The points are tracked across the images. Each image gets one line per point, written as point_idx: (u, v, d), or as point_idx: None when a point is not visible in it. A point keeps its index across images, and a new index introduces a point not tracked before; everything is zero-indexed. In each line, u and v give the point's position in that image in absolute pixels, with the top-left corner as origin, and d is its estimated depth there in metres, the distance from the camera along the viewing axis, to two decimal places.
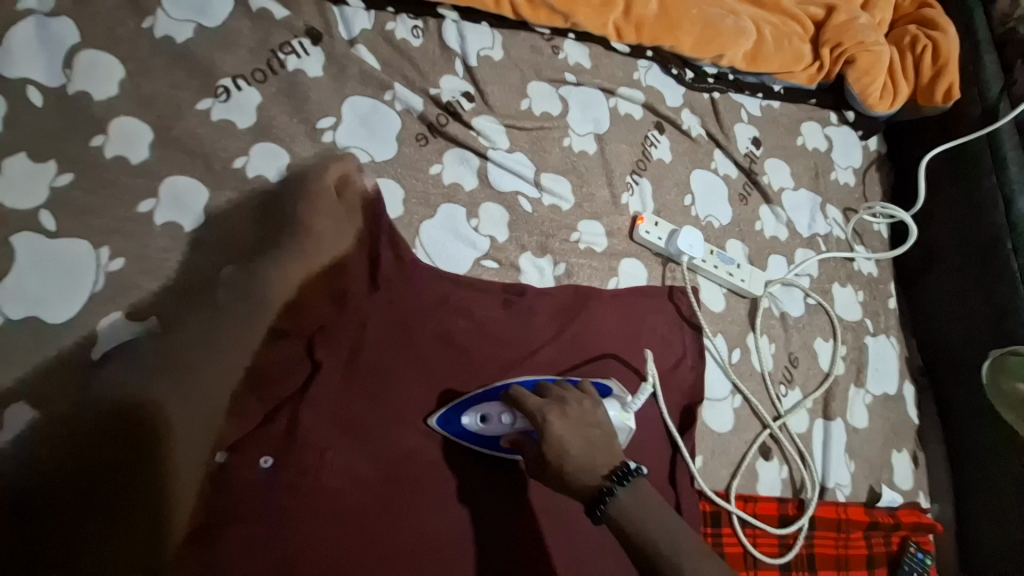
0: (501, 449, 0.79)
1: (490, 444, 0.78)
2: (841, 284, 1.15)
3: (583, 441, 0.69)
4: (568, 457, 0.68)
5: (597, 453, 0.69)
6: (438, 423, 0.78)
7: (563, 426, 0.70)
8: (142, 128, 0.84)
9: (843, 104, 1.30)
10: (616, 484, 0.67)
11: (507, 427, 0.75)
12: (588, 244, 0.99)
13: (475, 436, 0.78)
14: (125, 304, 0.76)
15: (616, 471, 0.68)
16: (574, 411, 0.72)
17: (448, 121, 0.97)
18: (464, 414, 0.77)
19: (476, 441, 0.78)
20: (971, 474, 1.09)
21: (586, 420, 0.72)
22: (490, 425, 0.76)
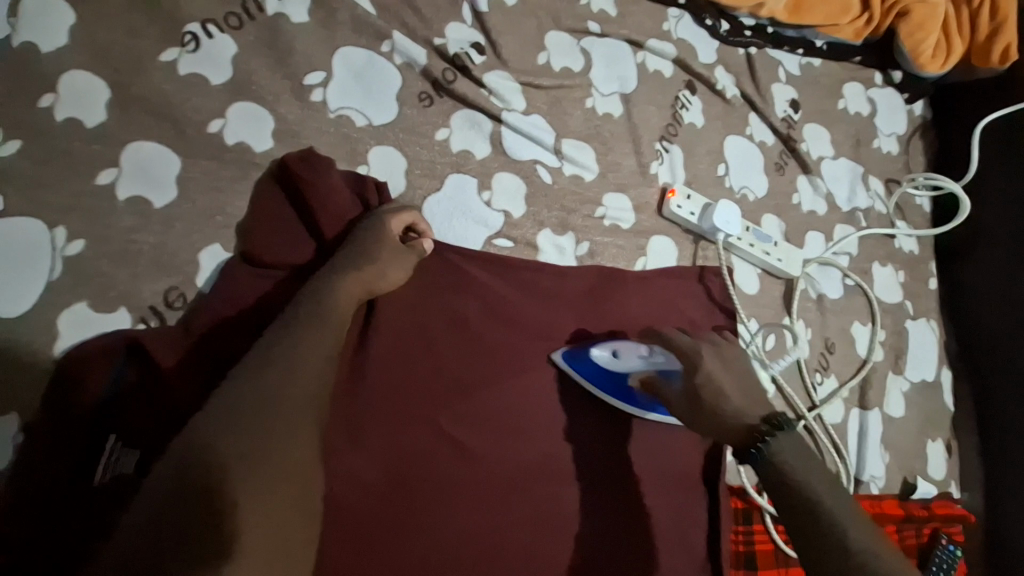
0: (626, 399, 0.78)
1: (616, 386, 0.77)
2: (881, 263, 1.07)
3: (735, 380, 0.68)
4: (725, 397, 0.65)
5: (752, 398, 0.66)
6: (562, 358, 0.78)
7: (713, 363, 0.69)
8: (97, 84, 0.71)
9: (890, 63, 1.18)
10: (772, 430, 0.61)
11: (642, 362, 0.76)
12: (614, 220, 0.89)
13: (604, 374, 0.77)
14: (92, 294, 0.66)
15: (775, 419, 0.62)
16: (725, 357, 0.71)
17: (456, 78, 0.84)
18: (595, 347, 0.78)
19: (598, 383, 0.77)
20: (1010, 463, 1.03)
21: (736, 366, 0.70)
22: (623, 360, 0.76)
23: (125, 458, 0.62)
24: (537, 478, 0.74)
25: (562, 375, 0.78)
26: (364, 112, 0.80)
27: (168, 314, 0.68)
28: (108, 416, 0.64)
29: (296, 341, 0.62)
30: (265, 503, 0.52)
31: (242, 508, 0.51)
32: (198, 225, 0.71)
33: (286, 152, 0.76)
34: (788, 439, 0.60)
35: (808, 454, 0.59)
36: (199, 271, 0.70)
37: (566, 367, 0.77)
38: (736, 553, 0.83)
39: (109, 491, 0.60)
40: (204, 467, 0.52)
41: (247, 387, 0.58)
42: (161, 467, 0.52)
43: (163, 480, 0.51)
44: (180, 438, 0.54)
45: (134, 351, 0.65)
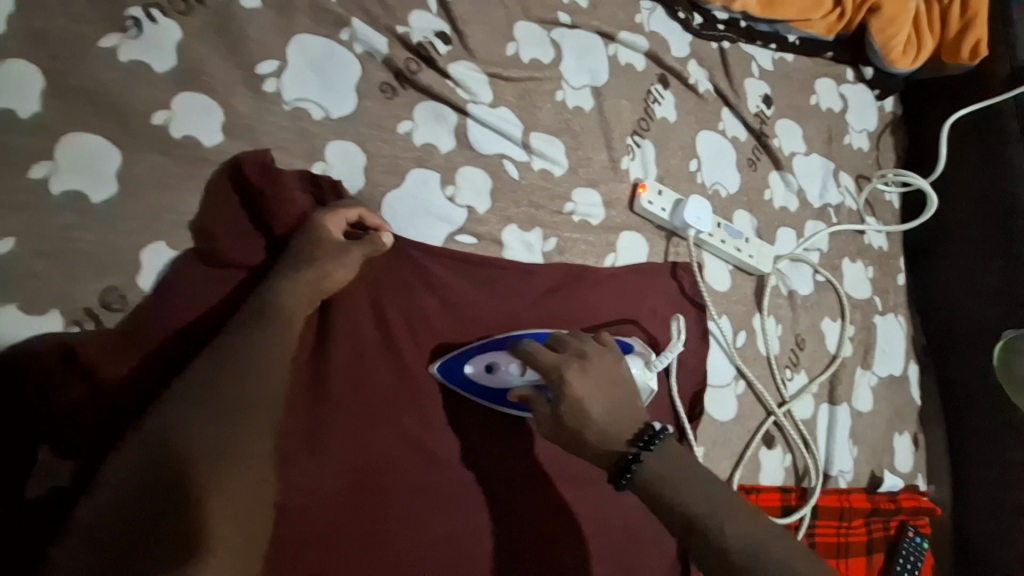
0: (508, 405, 0.71)
1: (494, 397, 0.71)
2: (851, 259, 1.08)
3: (605, 402, 0.63)
4: (588, 422, 0.62)
5: (620, 417, 0.63)
6: (438, 373, 0.71)
7: (581, 383, 0.63)
8: (27, 69, 0.65)
9: (862, 58, 1.18)
10: (636, 450, 0.61)
11: (516, 379, 0.67)
12: (584, 216, 0.87)
13: (480, 388, 0.70)
14: (24, 296, 0.61)
15: (639, 434, 0.63)
16: (597, 367, 0.65)
17: (420, 68, 0.81)
18: (466, 362, 0.70)
19: (476, 394, 0.71)
20: (974, 455, 1.05)
21: (611, 376, 0.65)
22: (495, 375, 0.68)
23: (59, 468, 0.58)
24: (508, 481, 0.72)
25: (442, 391, 0.71)
26: (322, 104, 0.76)
27: (106, 317, 0.63)
28: (36, 428, 0.58)
29: (251, 342, 0.59)
30: (228, 506, 0.50)
31: (206, 512, 0.49)
32: (141, 222, 0.66)
33: (240, 149, 0.72)
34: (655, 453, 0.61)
35: (678, 463, 0.61)
36: (141, 270, 0.65)
37: (443, 382, 0.71)
38: None
39: (53, 501, 0.57)
40: (165, 471, 0.50)
41: (198, 389, 0.55)
42: (123, 472, 0.51)
43: (129, 488, 0.50)
44: (140, 443, 0.53)
45: (67, 357, 0.60)
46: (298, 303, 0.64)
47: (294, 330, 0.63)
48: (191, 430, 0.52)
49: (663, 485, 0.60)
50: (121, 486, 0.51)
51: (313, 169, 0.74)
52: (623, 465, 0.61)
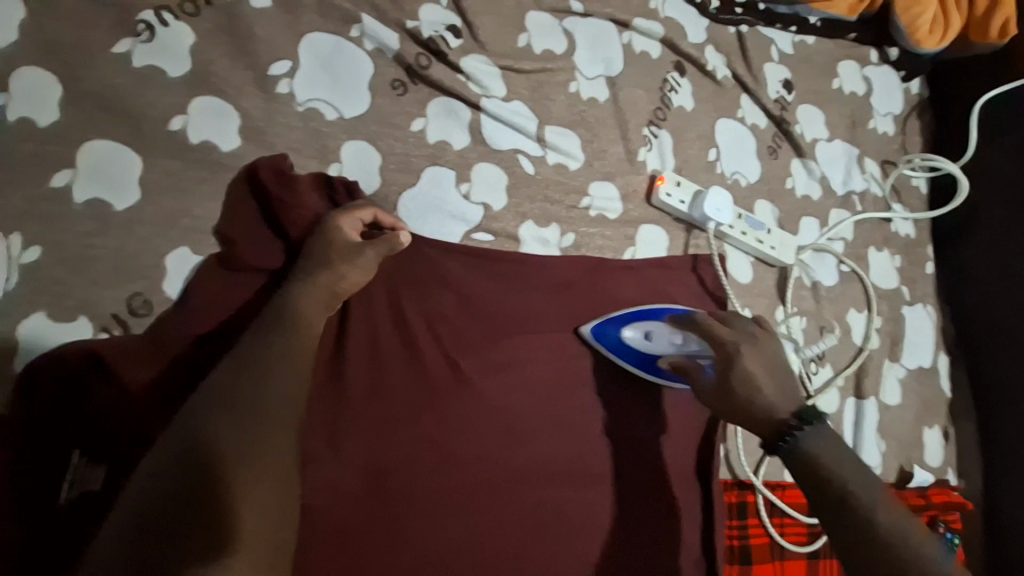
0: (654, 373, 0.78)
1: (643, 365, 0.77)
2: (877, 248, 1.04)
3: (773, 378, 0.65)
4: (759, 394, 0.64)
5: (781, 394, 0.64)
6: (590, 334, 0.77)
7: (753, 359, 0.66)
8: (46, 79, 0.65)
9: (886, 40, 1.14)
10: (800, 423, 0.61)
11: (674, 349, 0.74)
12: (600, 210, 0.85)
13: (634, 353, 0.76)
14: (49, 303, 0.61)
15: (805, 412, 0.62)
16: (764, 351, 0.68)
17: (430, 63, 0.80)
18: (625, 327, 0.76)
19: (629, 359, 0.77)
20: (1006, 448, 1.02)
21: (770, 358, 0.67)
22: (653, 344, 0.75)
23: (91, 473, 0.59)
24: (530, 481, 0.70)
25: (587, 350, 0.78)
26: (334, 103, 0.75)
27: (132, 322, 0.64)
28: (68, 432, 0.59)
29: (270, 344, 0.59)
30: (257, 506, 0.49)
31: (234, 513, 0.48)
32: (160, 227, 0.66)
33: (256, 152, 0.71)
34: (820, 434, 0.60)
35: (842, 449, 0.59)
36: (166, 276, 0.66)
37: (590, 342, 0.77)
38: (732, 548, 0.81)
39: (85, 505, 0.58)
40: (192, 465, 0.49)
41: (222, 390, 0.54)
42: (151, 467, 0.50)
43: (155, 481, 0.49)
44: (166, 440, 0.51)
45: (96, 362, 0.60)
46: (316, 307, 0.64)
47: (311, 332, 0.62)
48: (220, 424, 0.52)
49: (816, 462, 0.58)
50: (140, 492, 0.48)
51: (328, 171, 0.74)
52: (784, 431, 0.61)
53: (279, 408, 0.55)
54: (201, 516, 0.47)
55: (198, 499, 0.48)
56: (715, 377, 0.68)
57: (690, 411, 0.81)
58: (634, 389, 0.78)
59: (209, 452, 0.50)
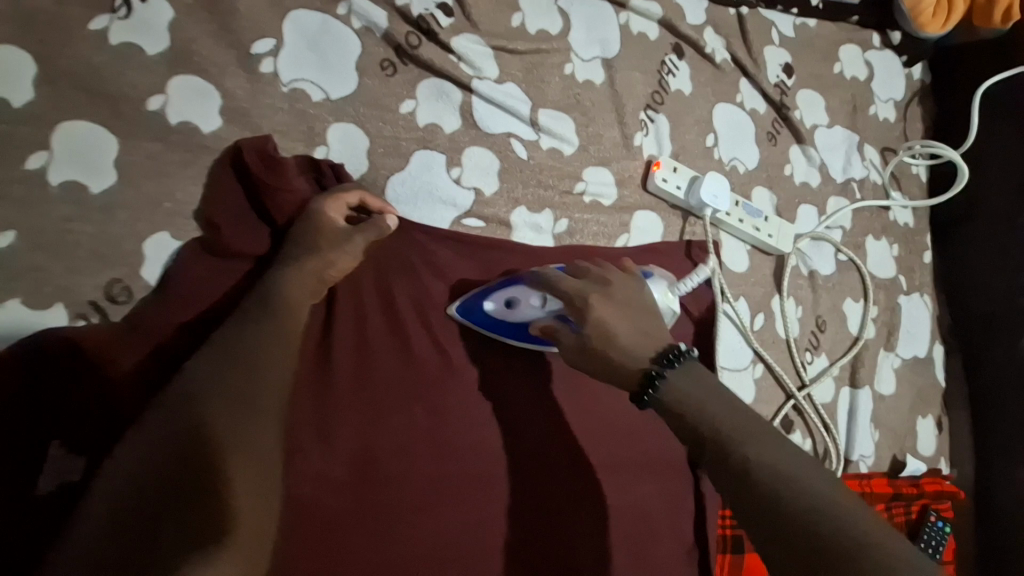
0: (530, 339, 0.71)
1: (517, 333, 0.70)
2: (875, 237, 1.03)
3: (631, 325, 0.59)
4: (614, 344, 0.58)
5: (646, 340, 0.58)
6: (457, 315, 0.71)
7: (605, 308, 0.60)
8: (18, 55, 0.62)
9: (889, 23, 1.12)
10: (664, 366, 0.55)
11: (539, 311, 0.67)
12: (595, 195, 0.84)
13: (501, 325, 0.70)
14: (27, 290, 0.59)
15: (664, 353, 0.56)
16: (620, 294, 0.62)
17: (420, 42, 0.77)
18: (486, 299, 0.69)
19: (496, 331, 0.71)
20: (1000, 437, 1.02)
21: (631, 302, 0.61)
22: (518, 310, 0.68)
23: (73, 464, 0.57)
24: (520, 471, 0.69)
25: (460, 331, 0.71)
26: (321, 84, 0.73)
27: (111, 309, 0.62)
28: (46, 421, 0.57)
29: (255, 332, 0.57)
30: (246, 492, 0.49)
31: (224, 498, 0.48)
32: (142, 212, 0.64)
33: (240, 135, 0.69)
34: (685, 373, 0.55)
35: (714, 391, 0.53)
36: (145, 262, 0.64)
37: (463, 321, 0.71)
38: (725, 537, 0.81)
39: (69, 495, 0.56)
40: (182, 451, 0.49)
41: (205, 378, 0.53)
42: (140, 454, 0.50)
43: (146, 467, 0.49)
44: (155, 427, 0.51)
45: (73, 350, 0.58)
46: (302, 294, 0.62)
47: (298, 321, 0.61)
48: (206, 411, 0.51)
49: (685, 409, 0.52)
50: (125, 480, 0.48)
51: (315, 154, 0.72)
52: (645, 384, 0.55)
53: (267, 395, 0.54)
54: (185, 503, 0.47)
55: (184, 487, 0.48)
56: (576, 334, 0.61)
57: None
58: None
59: (198, 438, 0.50)
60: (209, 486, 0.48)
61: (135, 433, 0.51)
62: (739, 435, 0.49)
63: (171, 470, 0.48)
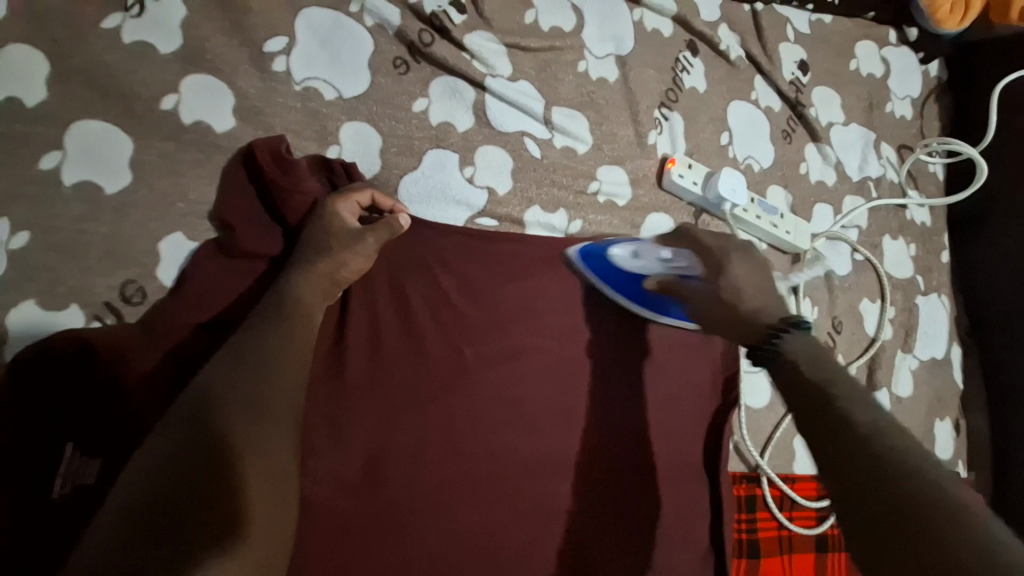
0: (641, 299, 0.76)
1: (631, 286, 0.75)
2: (892, 236, 1.02)
3: (763, 289, 0.59)
4: (741, 300, 0.58)
5: (770, 302, 0.57)
6: (577, 255, 0.76)
7: (738, 268, 0.60)
8: (33, 55, 0.62)
9: (906, 19, 1.10)
10: (785, 328, 0.53)
11: (661, 264, 0.70)
12: (609, 195, 0.83)
13: (620, 273, 0.75)
14: (42, 291, 0.59)
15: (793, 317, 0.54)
16: (757, 260, 0.62)
17: (433, 39, 0.76)
18: (615, 246, 0.74)
19: (612, 279, 0.76)
20: (1017, 440, 1.00)
21: (764, 271, 0.61)
22: (642, 261, 0.72)
23: (86, 466, 0.56)
24: (534, 474, 0.68)
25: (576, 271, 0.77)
26: (334, 83, 0.72)
27: (126, 310, 0.61)
28: (62, 422, 0.56)
29: (269, 335, 0.57)
30: (264, 490, 0.48)
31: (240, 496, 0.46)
32: (155, 212, 0.64)
33: (253, 135, 0.68)
34: (804, 338, 0.51)
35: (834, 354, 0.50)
36: (159, 262, 0.63)
37: (581, 262, 0.76)
38: (740, 541, 0.80)
39: (81, 499, 0.55)
40: (196, 445, 0.47)
41: (222, 378, 0.53)
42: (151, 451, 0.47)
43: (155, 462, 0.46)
44: (169, 424, 0.49)
45: (88, 352, 0.58)
46: (317, 296, 0.62)
47: (314, 326, 0.61)
48: (222, 406, 0.50)
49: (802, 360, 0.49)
50: (136, 479, 0.45)
51: (328, 154, 0.71)
52: (764, 339, 0.53)
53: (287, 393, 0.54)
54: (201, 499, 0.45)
55: (201, 484, 0.45)
56: (701, 285, 0.63)
57: (700, 400, 0.79)
58: (643, 377, 0.77)
59: (215, 431, 0.48)
60: (228, 483, 0.46)
61: (151, 432, 0.49)
62: (836, 385, 0.45)
63: (188, 467, 0.46)
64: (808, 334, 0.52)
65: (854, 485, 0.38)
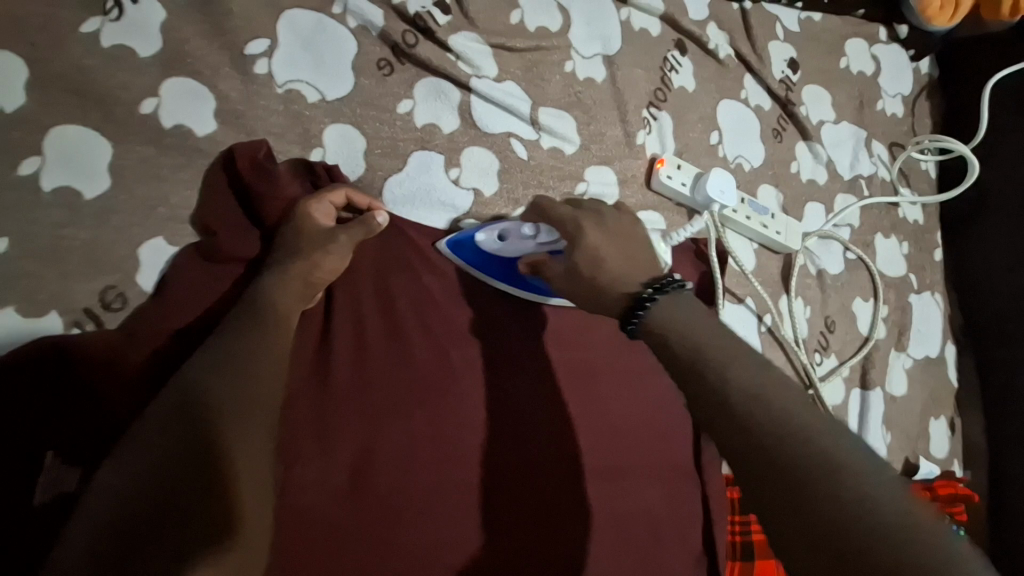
0: (519, 283, 0.72)
1: (506, 273, 0.72)
2: (884, 235, 1.01)
3: (622, 253, 0.57)
4: (603, 268, 0.56)
5: (637, 267, 0.55)
6: (446, 247, 0.72)
7: (596, 237, 0.58)
8: (8, 58, 0.61)
9: (896, 17, 1.10)
10: (653, 292, 0.51)
11: (529, 243, 0.68)
12: (597, 195, 0.81)
13: (493, 261, 0.71)
14: (19, 298, 0.58)
15: (657, 282, 0.52)
16: (613, 224, 0.61)
17: (418, 41, 0.76)
18: (477, 232, 0.71)
19: (487, 268, 0.72)
20: (1014, 440, 0.99)
21: (624, 234, 0.59)
22: (508, 244, 0.69)
23: (68, 474, 0.55)
24: (524, 477, 0.67)
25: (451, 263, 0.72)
26: (317, 85, 0.71)
27: (106, 316, 0.60)
28: (42, 431, 0.55)
29: (251, 340, 0.56)
30: (251, 493, 0.47)
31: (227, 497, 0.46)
32: (135, 217, 0.63)
33: (236, 138, 0.68)
34: (675, 298, 0.50)
35: (705, 315, 0.49)
36: (140, 268, 0.62)
37: (453, 254, 0.72)
38: (734, 544, 0.79)
39: (62, 508, 0.54)
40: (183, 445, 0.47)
41: (207, 383, 0.52)
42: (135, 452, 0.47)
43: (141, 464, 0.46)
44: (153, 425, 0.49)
45: (67, 359, 0.57)
46: (293, 298, 0.61)
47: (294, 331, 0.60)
48: (205, 407, 0.50)
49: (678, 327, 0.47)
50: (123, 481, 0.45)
51: (311, 157, 0.70)
52: (637, 303, 0.51)
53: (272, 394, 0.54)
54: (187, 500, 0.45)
55: (187, 489, 0.45)
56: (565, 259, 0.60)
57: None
58: (634, 380, 0.76)
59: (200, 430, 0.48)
60: (217, 488, 0.46)
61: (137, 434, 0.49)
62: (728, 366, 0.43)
63: (175, 473, 0.46)
64: (671, 297, 0.50)
65: (766, 500, 0.38)
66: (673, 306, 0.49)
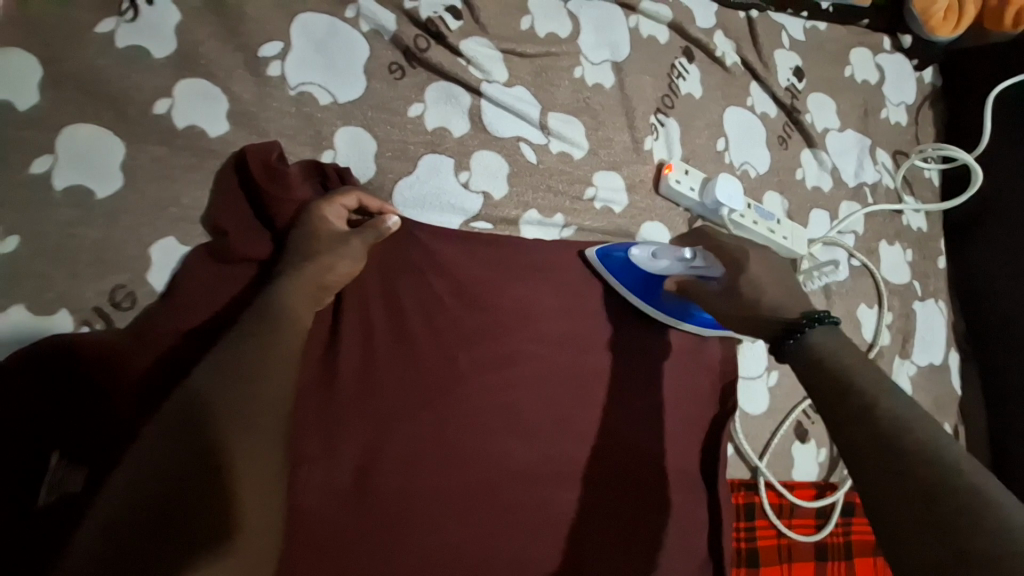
0: (655, 300, 0.76)
1: (648, 287, 0.76)
2: (889, 242, 1.02)
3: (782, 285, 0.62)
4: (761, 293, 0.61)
5: (789, 299, 0.60)
6: (595, 255, 0.76)
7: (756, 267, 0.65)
8: (23, 57, 0.61)
9: (900, 26, 1.11)
10: (809, 323, 0.54)
11: (683, 266, 0.71)
12: (606, 201, 0.82)
13: (639, 274, 0.75)
14: (29, 295, 0.58)
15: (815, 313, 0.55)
16: (770, 261, 0.66)
17: (429, 45, 0.76)
18: (633, 246, 0.75)
19: (631, 280, 0.76)
20: (1017, 449, 0.99)
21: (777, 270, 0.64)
22: (661, 262, 0.73)
23: (72, 475, 0.55)
24: (527, 482, 0.67)
25: (597, 272, 0.77)
26: (328, 87, 0.72)
27: (115, 316, 0.60)
28: (48, 431, 0.55)
29: (262, 340, 0.55)
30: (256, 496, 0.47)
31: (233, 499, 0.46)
32: (146, 216, 0.63)
33: (246, 139, 0.68)
34: (827, 333, 0.53)
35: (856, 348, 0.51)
36: (150, 267, 0.62)
37: (599, 262, 0.76)
38: (739, 550, 0.79)
39: (61, 510, 0.53)
40: (190, 446, 0.47)
41: (215, 383, 0.51)
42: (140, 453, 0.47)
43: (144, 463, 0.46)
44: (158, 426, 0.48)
45: (75, 359, 0.57)
46: (300, 301, 0.61)
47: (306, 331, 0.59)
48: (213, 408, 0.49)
49: (835, 353, 0.51)
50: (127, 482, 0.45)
51: (322, 158, 0.71)
52: (791, 330, 0.55)
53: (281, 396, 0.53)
54: (191, 500, 0.44)
55: (192, 491, 0.45)
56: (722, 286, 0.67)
57: (696, 408, 0.79)
58: (640, 385, 0.76)
59: (206, 431, 0.48)
60: (223, 492, 0.46)
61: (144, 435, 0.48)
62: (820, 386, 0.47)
63: (180, 473, 0.45)
64: (830, 327, 0.53)
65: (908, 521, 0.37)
66: (833, 336, 0.53)
